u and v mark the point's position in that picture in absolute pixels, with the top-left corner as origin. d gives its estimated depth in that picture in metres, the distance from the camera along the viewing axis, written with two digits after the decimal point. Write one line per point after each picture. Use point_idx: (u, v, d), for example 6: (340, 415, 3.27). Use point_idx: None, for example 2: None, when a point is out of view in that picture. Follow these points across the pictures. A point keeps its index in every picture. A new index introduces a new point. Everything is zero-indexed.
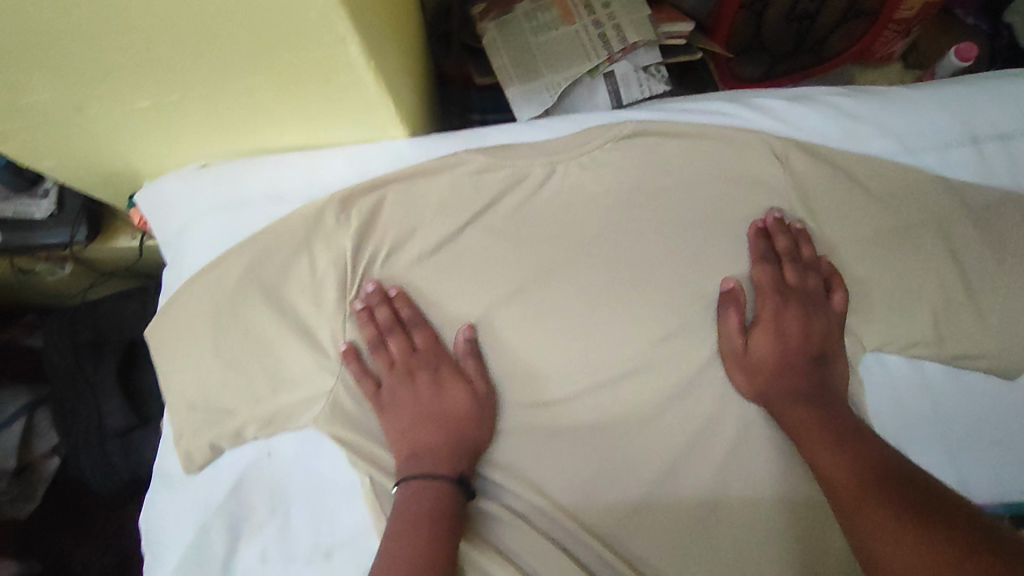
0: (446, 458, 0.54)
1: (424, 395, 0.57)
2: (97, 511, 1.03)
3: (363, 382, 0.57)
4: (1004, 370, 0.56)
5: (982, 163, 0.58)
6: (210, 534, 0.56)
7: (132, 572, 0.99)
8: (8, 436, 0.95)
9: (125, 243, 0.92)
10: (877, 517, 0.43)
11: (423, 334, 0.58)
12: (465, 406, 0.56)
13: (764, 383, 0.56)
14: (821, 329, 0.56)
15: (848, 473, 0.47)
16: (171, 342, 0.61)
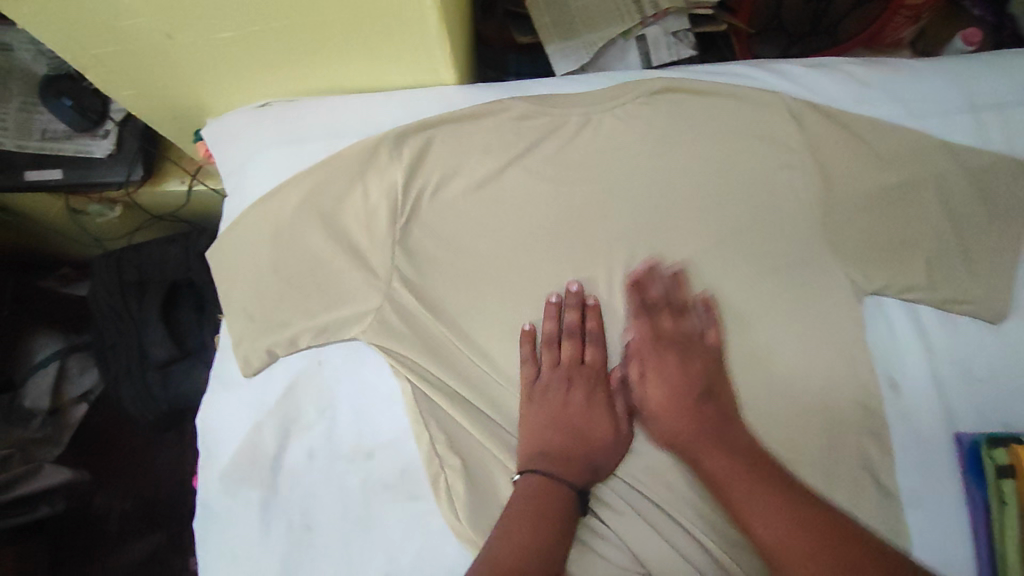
0: (573, 470, 0.58)
1: (594, 403, 0.60)
2: (117, 460, 1.13)
3: (525, 367, 0.61)
4: (996, 316, 0.60)
5: (980, 129, 0.64)
6: (263, 430, 0.62)
7: (153, 513, 1.09)
8: (44, 379, 1.07)
9: (174, 187, 0.98)
10: (762, 513, 0.51)
11: (596, 350, 0.62)
12: (607, 435, 0.59)
13: (675, 431, 0.58)
14: (695, 372, 0.59)
15: (728, 471, 0.54)
16: (232, 260, 0.67)
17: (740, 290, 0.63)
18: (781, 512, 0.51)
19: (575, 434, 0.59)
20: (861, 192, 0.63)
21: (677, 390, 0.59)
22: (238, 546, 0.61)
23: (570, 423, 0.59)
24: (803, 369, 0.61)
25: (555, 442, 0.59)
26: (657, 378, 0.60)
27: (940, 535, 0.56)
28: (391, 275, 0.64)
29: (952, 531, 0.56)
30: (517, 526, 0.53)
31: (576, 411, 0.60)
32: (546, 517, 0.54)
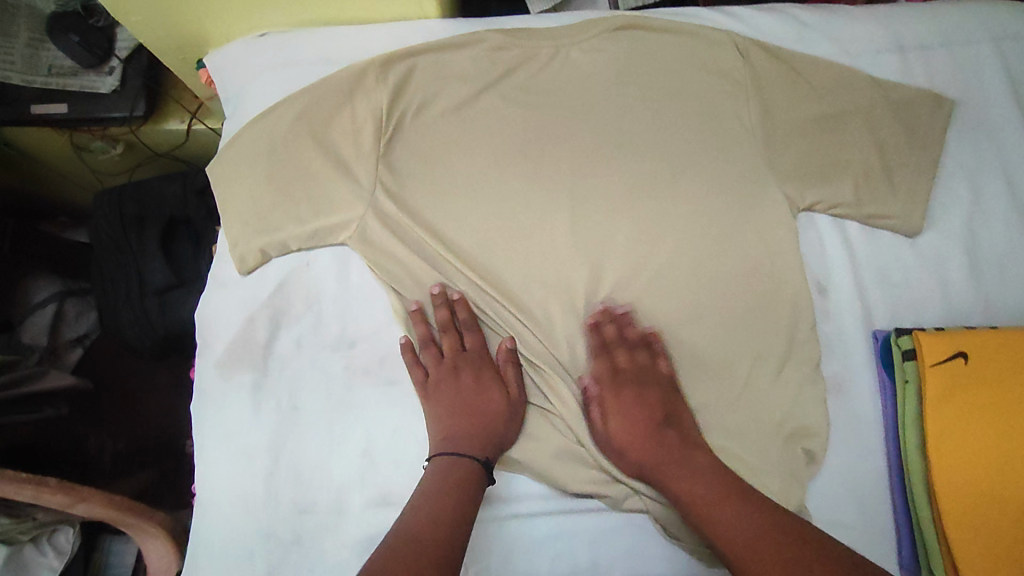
0: (480, 446, 0.62)
1: (459, 381, 0.65)
2: (111, 401, 1.18)
3: (413, 371, 0.66)
4: (910, 230, 0.69)
5: (904, 67, 0.72)
6: (256, 321, 0.69)
7: (145, 450, 1.14)
8: (41, 318, 1.11)
9: (175, 126, 1.03)
10: (725, 515, 0.56)
11: (473, 337, 0.67)
12: (498, 406, 0.64)
13: (640, 460, 0.62)
14: (660, 403, 0.64)
15: (692, 481, 0.59)
16: (225, 172, 0.72)
17: (689, 205, 0.69)
18: (738, 513, 0.56)
19: (473, 414, 0.64)
20: (799, 120, 0.70)
21: (644, 419, 0.63)
22: (230, 424, 0.67)
23: (472, 403, 0.64)
24: (741, 274, 0.68)
25: (461, 421, 0.63)
26: (614, 397, 0.64)
27: (854, 415, 0.64)
28: (374, 186, 0.70)
29: (863, 412, 0.65)
30: (428, 500, 0.58)
31: (477, 390, 0.65)
32: (452, 488, 0.59)
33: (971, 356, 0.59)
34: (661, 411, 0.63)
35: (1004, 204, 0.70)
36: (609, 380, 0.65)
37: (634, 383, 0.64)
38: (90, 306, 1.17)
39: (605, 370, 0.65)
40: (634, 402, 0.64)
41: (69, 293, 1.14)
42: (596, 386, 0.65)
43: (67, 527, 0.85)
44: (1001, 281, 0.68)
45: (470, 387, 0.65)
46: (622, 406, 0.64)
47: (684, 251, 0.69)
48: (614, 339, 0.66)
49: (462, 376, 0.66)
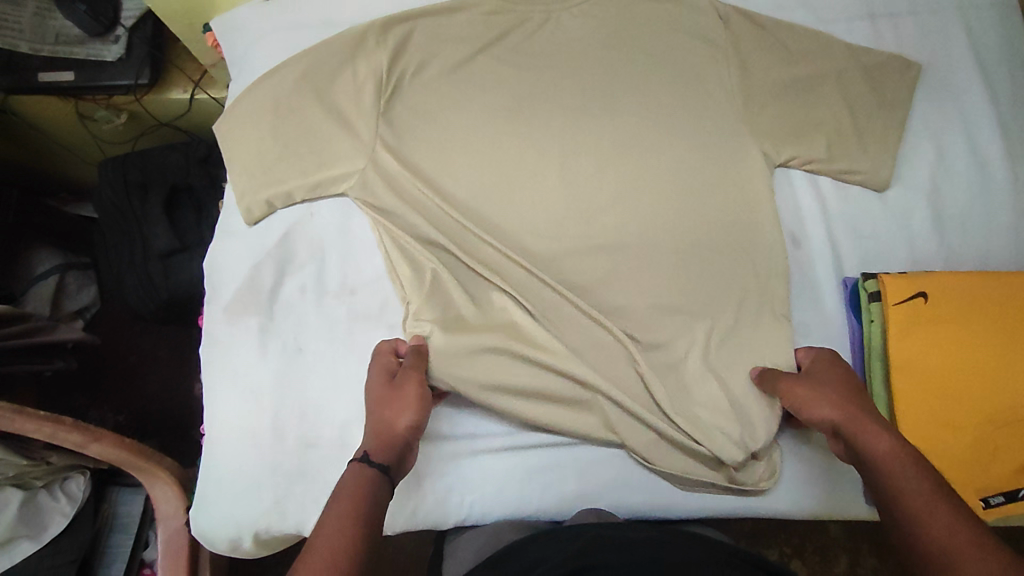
0: (381, 444, 0.60)
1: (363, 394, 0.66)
2: (113, 374, 1.20)
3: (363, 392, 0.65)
4: (878, 184, 0.74)
5: (875, 32, 0.78)
6: (262, 269, 0.73)
7: (146, 419, 1.17)
8: (45, 288, 1.13)
9: (178, 95, 1.06)
10: (930, 491, 0.53)
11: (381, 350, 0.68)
12: (404, 394, 0.63)
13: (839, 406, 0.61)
14: (852, 383, 0.63)
15: (892, 451, 0.57)
16: (233, 128, 0.75)
17: (672, 161, 0.74)
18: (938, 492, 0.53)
19: (374, 414, 0.62)
20: (775, 81, 0.74)
21: (847, 395, 0.62)
22: (237, 365, 0.71)
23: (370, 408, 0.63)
24: (721, 224, 0.73)
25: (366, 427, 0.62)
26: (812, 384, 0.64)
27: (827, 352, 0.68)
28: (375, 141, 0.74)
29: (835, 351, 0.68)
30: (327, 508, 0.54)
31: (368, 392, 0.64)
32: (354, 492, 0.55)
33: (930, 297, 0.64)
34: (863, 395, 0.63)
35: (967, 161, 0.75)
36: (818, 372, 0.65)
37: (825, 369, 0.65)
38: (89, 279, 1.21)
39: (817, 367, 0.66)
40: (830, 387, 0.63)
41: (70, 265, 1.17)
42: (804, 376, 0.64)
43: (79, 475, 0.89)
44: (963, 231, 0.73)
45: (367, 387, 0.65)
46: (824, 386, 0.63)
47: (666, 204, 0.73)
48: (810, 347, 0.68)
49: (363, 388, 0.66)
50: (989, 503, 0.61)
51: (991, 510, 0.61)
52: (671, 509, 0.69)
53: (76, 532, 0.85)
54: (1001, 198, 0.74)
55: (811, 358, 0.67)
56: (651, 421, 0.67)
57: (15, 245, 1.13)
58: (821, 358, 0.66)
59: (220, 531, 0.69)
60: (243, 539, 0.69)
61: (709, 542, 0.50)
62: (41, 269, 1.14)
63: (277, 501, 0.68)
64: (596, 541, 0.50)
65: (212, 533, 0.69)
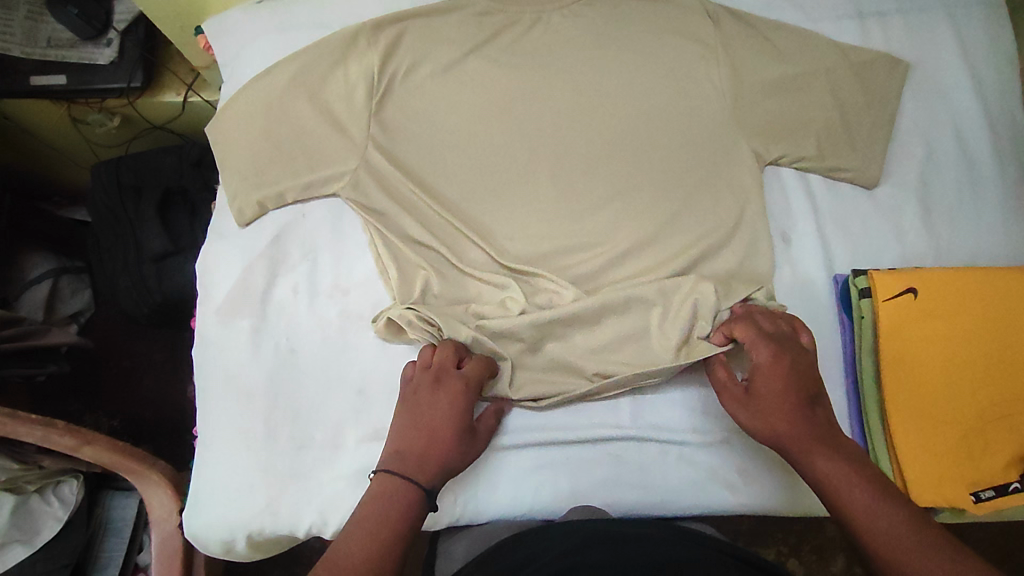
0: (442, 475, 0.60)
1: (433, 403, 0.63)
2: (107, 379, 1.20)
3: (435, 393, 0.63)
4: (866, 182, 0.74)
5: (863, 31, 0.79)
6: (254, 270, 0.73)
7: (140, 423, 1.16)
8: (38, 293, 1.13)
9: (171, 98, 1.07)
10: (880, 510, 0.53)
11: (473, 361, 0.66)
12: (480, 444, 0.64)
13: (775, 421, 0.60)
14: (794, 394, 0.61)
15: (837, 470, 0.57)
16: (226, 130, 0.76)
17: (664, 160, 0.75)
18: (888, 510, 0.53)
19: (445, 449, 0.61)
20: (765, 80, 0.75)
21: (785, 402, 0.60)
22: (230, 366, 0.71)
23: (441, 433, 0.62)
24: (712, 223, 0.73)
25: (433, 453, 0.61)
26: (754, 396, 0.62)
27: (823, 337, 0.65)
28: (367, 141, 0.74)
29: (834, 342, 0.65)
30: (372, 523, 0.55)
31: (446, 420, 0.62)
32: (400, 512, 0.57)
33: (921, 292, 0.64)
34: (804, 396, 0.61)
35: (956, 158, 0.75)
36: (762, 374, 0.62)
37: (764, 375, 0.62)
38: (85, 283, 1.20)
39: (760, 366, 0.63)
40: (775, 392, 0.61)
41: (64, 270, 1.17)
42: (750, 389, 0.62)
43: (72, 479, 0.89)
44: (952, 228, 0.73)
45: (449, 411, 0.62)
46: (764, 405, 0.61)
47: (657, 203, 0.74)
48: (750, 334, 0.65)
49: (439, 400, 0.63)
50: (980, 497, 0.61)
51: (982, 504, 0.61)
52: (665, 507, 0.68)
53: (69, 537, 0.85)
54: (989, 195, 0.74)
55: (757, 351, 0.63)
56: None
57: (9, 250, 1.13)
58: (766, 350, 0.63)
59: (212, 534, 0.69)
60: (236, 542, 0.68)
61: (707, 542, 0.50)
62: (35, 273, 1.14)
63: (270, 502, 0.68)
64: (595, 535, 0.50)
65: (204, 536, 0.69)
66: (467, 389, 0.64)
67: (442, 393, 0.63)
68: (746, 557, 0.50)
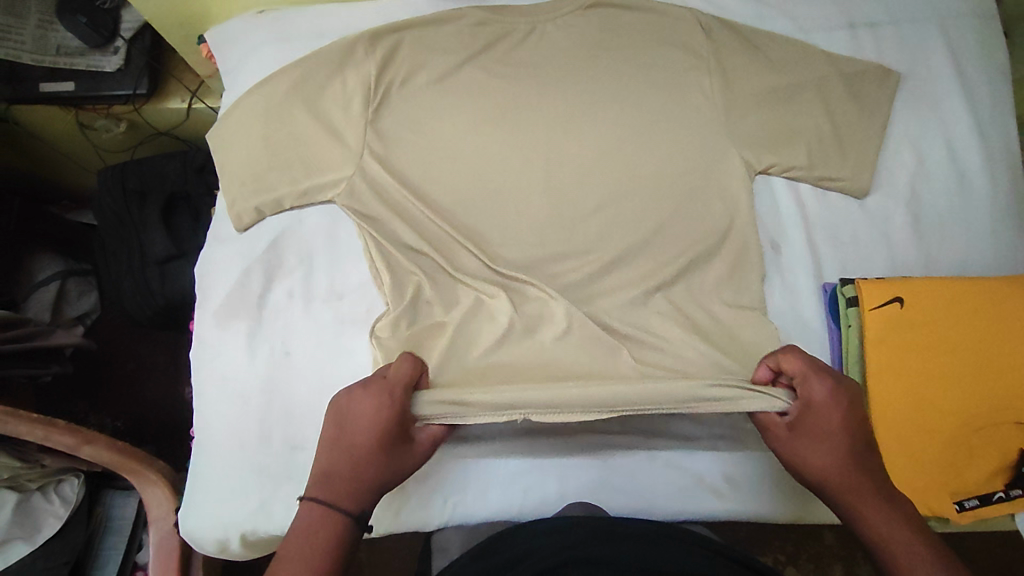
0: (365, 496, 0.58)
1: (357, 415, 0.60)
2: (113, 379, 1.22)
3: (361, 407, 0.60)
4: (856, 191, 0.75)
5: (855, 42, 0.80)
6: (252, 275, 0.74)
7: (144, 423, 1.18)
8: (45, 294, 1.15)
9: (175, 105, 1.09)
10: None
11: (405, 370, 0.62)
12: (408, 456, 0.61)
13: (828, 464, 0.59)
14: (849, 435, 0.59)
15: (889, 525, 0.56)
16: (227, 138, 0.78)
17: (654, 169, 0.76)
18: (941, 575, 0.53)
19: (363, 468, 0.58)
20: (756, 90, 0.76)
21: (840, 445, 0.59)
22: (226, 368, 0.72)
23: (365, 446, 0.59)
24: (702, 231, 0.74)
25: (361, 469, 0.58)
26: (807, 432, 0.60)
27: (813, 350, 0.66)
28: (363, 149, 0.75)
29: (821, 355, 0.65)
30: (289, 558, 0.54)
31: (367, 430, 0.59)
32: (318, 543, 0.55)
33: (907, 301, 0.64)
34: (862, 441, 0.59)
35: (947, 169, 0.75)
36: (819, 411, 0.60)
37: (819, 413, 0.59)
38: (91, 286, 1.23)
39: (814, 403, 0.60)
40: (829, 430, 0.59)
41: (71, 272, 1.19)
42: (799, 425, 0.60)
43: (73, 478, 0.91)
44: (942, 238, 0.74)
45: (374, 424, 0.59)
46: (813, 444, 0.59)
47: (648, 212, 0.75)
48: (803, 367, 0.61)
49: (363, 411, 0.59)
50: (964, 506, 0.62)
51: (965, 513, 0.62)
52: (653, 512, 0.69)
53: (68, 536, 0.87)
54: (979, 204, 0.75)
55: (812, 387, 0.60)
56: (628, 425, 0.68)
57: (18, 252, 1.16)
58: (821, 389, 0.60)
59: (207, 533, 0.70)
60: (230, 541, 0.70)
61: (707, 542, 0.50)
62: (43, 275, 1.17)
63: (264, 502, 0.69)
64: (606, 527, 0.51)
65: (200, 536, 0.71)
66: (396, 395, 0.60)
67: (364, 401, 0.60)
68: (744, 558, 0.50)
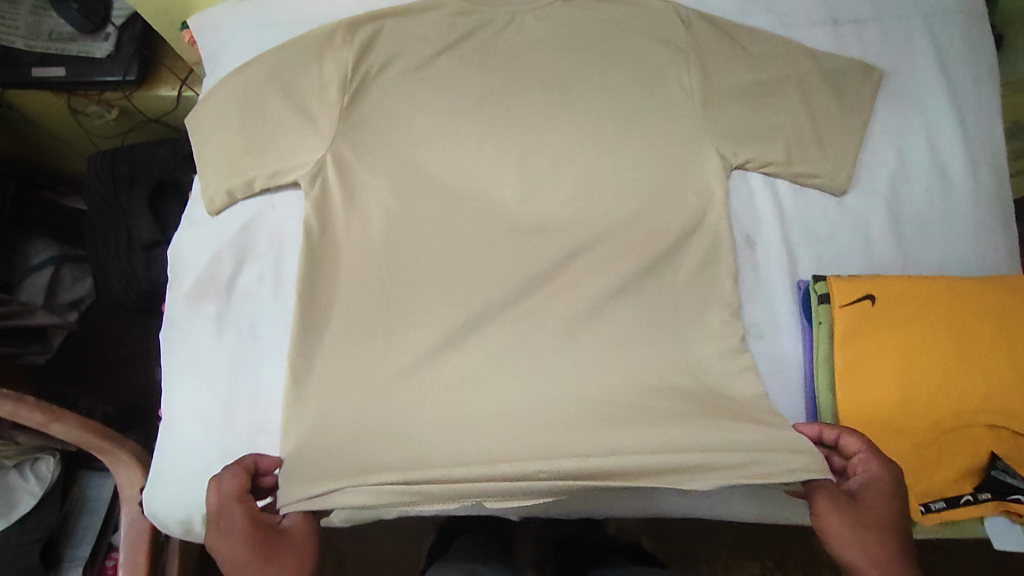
0: None
1: (226, 557, 0.62)
2: (102, 366, 1.22)
3: (222, 542, 0.62)
4: (835, 188, 0.73)
5: (838, 39, 0.79)
6: (222, 259, 0.74)
7: (128, 408, 1.19)
8: (38, 280, 1.16)
9: (165, 92, 1.10)
10: None
11: (232, 486, 0.64)
12: (290, 552, 0.62)
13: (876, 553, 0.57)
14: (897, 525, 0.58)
15: None
16: (205, 124, 0.78)
17: (628, 163, 0.75)
18: None
19: None
20: (735, 85, 0.75)
21: (886, 534, 0.58)
22: (195, 351, 0.73)
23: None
24: (675, 226, 0.73)
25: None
26: (857, 515, 0.59)
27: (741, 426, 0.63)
28: (336, 136, 0.75)
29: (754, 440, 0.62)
30: None
31: (238, 558, 0.62)
32: None
33: (878, 299, 0.63)
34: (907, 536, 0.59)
35: (929, 168, 0.74)
36: (869, 493, 0.60)
37: (877, 492, 0.59)
38: (85, 272, 1.22)
39: (872, 482, 0.60)
40: (879, 516, 0.59)
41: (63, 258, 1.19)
42: (851, 505, 0.59)
43: (48, 457, 0.92)
44: (922, 237, 0.73)
45: (238, 547, 0.62)
46: (864, 525, 0.58)
47: (619, 206, 0.75)
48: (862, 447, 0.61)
49: (223, 552, 0.62)
50: (929, 509, 0.60)
51: (931, 515, 0.61)
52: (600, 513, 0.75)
53: (43, 513, 0.88)
54: (962, 203, 0.73)
55: (874, 468, 0.60)
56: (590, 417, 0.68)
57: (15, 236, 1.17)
58: (885, 470, 0.60)
59: (172, 512, 0.72)
60: (194, 521, 0.72)
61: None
62: (36, 260, 1.17)
63: None
64: None
65: (164, 514, 0.72)
66: (235, 515, 0.63)
67: (214, 542, 0.63)
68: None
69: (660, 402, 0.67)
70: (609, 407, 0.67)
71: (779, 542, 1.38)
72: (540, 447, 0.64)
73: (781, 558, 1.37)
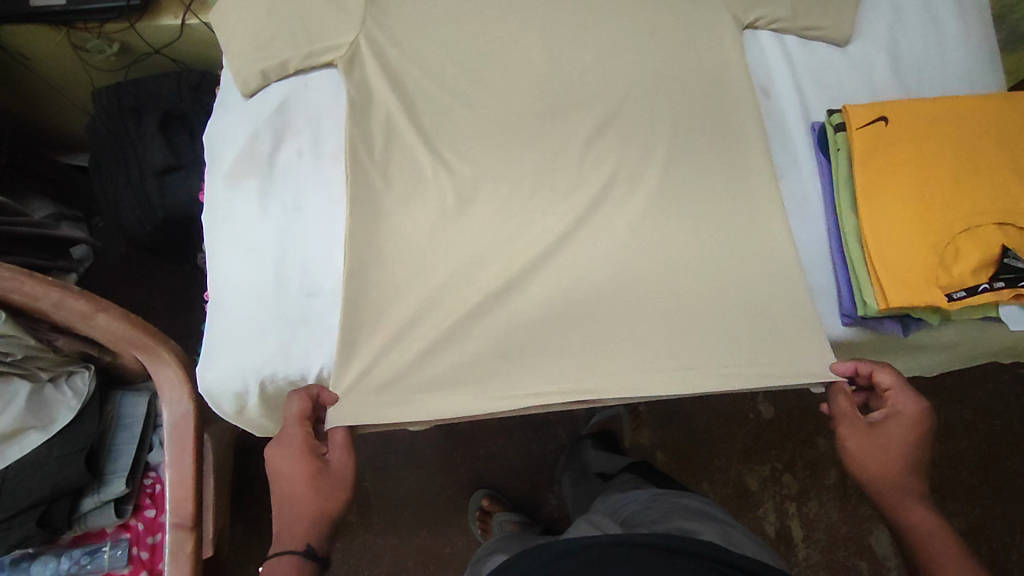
0: (313, 527, 0.63)
1: (273, 462, 0.65)
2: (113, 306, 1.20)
3: (278, 448, 0.65)
4: (837, 41, 0.79)
5: None
6: (260, 135, 0.75)
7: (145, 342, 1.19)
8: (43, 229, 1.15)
9: (168, 21, 1.09)
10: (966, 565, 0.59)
11: (301, 408, 0.66)
12: (334, 478, 0.65)
13: (880, 464, 0.66)
14: (916, 443, 0.66)
15: (931, 522, 0.64)
16: (228, 12, 0.79)
17: (646, 31, 0.79)
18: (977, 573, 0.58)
19: (296, 499, 0.64)
20: None
21: (896, 453, 0.66)
22: (239, 226, 0.74)
23: (288, 489, 0.64)
24: (694, 84, 0.78)
25: (292, 511, 0.64)
26: (875, 434, 0.67)
27: (767, 262, 0.73)
28: (364, 16, 0.77)
29: (767, 276, 0.73)
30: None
31: (290, 468, 0.64)
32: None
33: (890, 120, 0.71)
34: (920, 457, 0.67)
35: (917, 22, 0.81)
36: (895, 417, 0.67)
37: (901, 422, 0.67)
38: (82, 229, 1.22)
39: (897, 411, 0.67)
40: (900, 434, 0.66)
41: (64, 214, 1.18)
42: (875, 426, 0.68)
43: (83, 370, 0.88)
44: (919, 79, 0.79)
45: (290, 460, 0.64)
46: (883, 441, 0.67)
47: (639, 69, 0.78)
48: (890, 381, 0.68)
49: (276, 457, 0.65)
50: (953, 296, 0.66)
51: (955, 303, 0.66)
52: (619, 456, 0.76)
53: (83, 424, 0.85)
54: (949, 50, 0.80)
55: (902, 399, 0.67)
56: (629, 254, 0.74)
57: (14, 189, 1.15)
58: (913, 403, 0.67)
59: (225, 386, 0.71)
60: (249, 393, 0.71)
61: (697, 549, 0.58)
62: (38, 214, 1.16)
63: (283, 346, 0.71)
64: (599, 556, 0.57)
65: (217, 391, 0.71)
66: (296, 433, 0.65)
67: (277, 443, 0.65)
68: (721, 556, 0.58)
69: (694, 242, 0.74)
70: (647, 254, 0.74)
71: (785, 441, 1.29)
72: (579, 310, 0.72)
73: (789, 458, 1.29)
